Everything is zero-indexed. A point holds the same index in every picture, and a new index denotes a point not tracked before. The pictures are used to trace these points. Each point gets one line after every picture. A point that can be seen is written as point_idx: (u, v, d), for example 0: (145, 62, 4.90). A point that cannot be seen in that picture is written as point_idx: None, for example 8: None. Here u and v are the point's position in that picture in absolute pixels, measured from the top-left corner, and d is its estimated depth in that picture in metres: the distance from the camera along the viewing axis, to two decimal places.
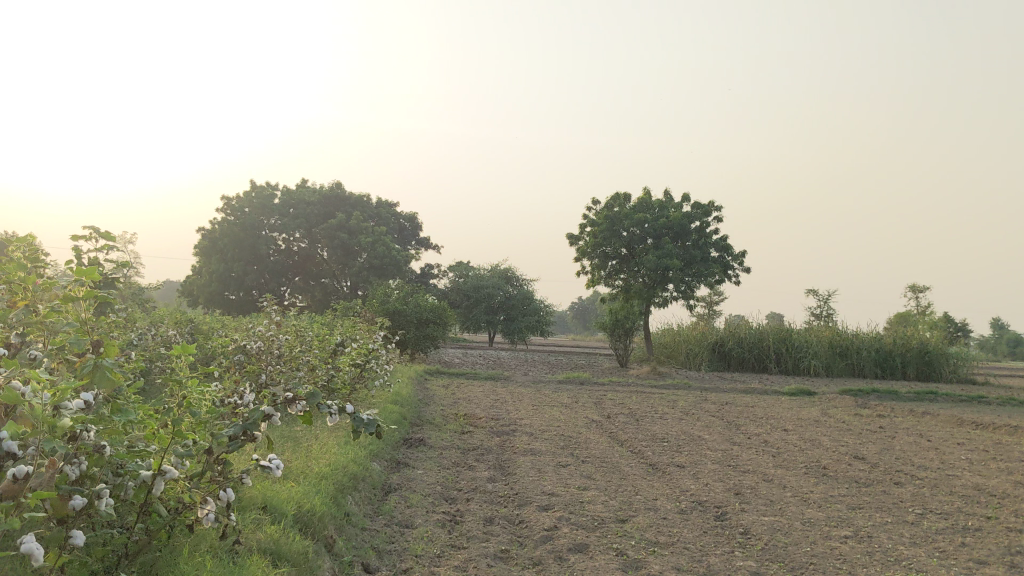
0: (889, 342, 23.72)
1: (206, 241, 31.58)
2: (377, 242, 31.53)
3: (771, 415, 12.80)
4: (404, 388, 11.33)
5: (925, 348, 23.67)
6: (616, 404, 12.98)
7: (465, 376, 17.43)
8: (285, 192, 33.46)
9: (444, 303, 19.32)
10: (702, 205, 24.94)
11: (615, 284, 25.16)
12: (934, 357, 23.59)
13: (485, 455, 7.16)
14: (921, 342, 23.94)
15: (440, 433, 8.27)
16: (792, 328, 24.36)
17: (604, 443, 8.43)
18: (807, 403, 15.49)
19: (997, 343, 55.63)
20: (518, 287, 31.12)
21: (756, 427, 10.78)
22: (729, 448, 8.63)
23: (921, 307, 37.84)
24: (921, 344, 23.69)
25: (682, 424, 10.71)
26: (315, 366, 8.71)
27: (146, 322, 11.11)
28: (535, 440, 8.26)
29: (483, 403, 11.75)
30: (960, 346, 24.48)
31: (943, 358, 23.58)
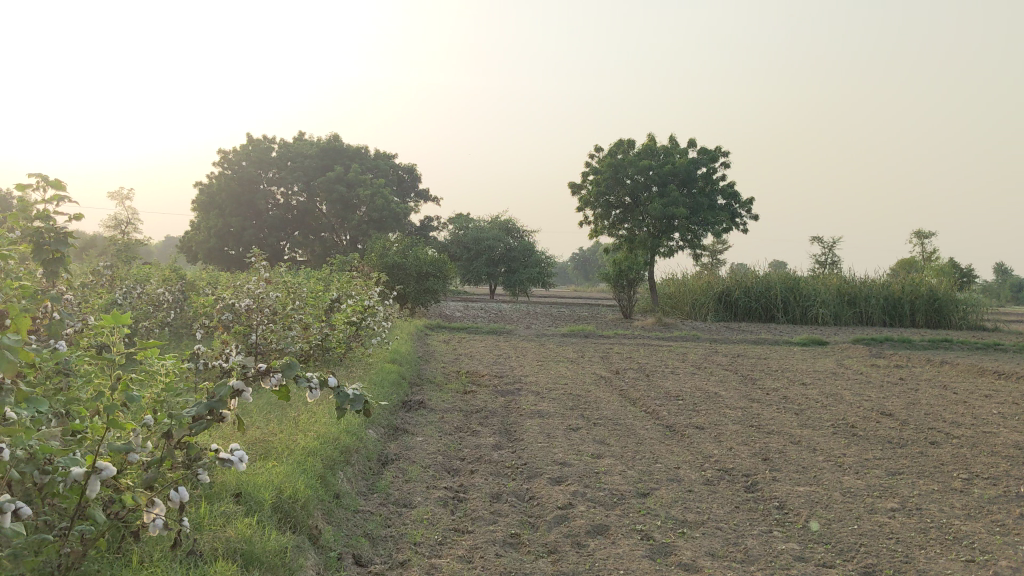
0: (898, 289, 23.25)
1: (203, 196, 30.91)
2: (376, 195, 30.90)
3: (785, 367, 12.33)
4: (403, 345, 10.82)
5: (935, 295, 23.23)
6: (624, 358, 12.50)
7: (466, 331, 16.97)
8: (282, 144, 32.72)
9: (445, 257, 18.78)
10: (709, 151, 24.30)
11: (619, 234, 24.57)
12: (944, 304, 23.14)
13: (490, 419, 6.67)
14: (930, 288, 23.48)
15: (441, 394, 7.79)
16: (800, 277, 23.83)
17: (615, 402, 7.95)
18: (820, 353, 15.02)
19: (1000, 287, 55.02)
20: (519, 238, 30.54)
21: (772, 382, 10.31)
22: (748, 406, 8.15)
23: (927, 253, 37.33)
24: (930, 291, 23.22)
25: (695, 379, 10.22)
26: (308, 326, 8.20)
27: (132, 281, 10.56)
28: (542, 400, 7.79)
29: (486, 360, 11.25)
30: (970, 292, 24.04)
31: (953, 304, 23.12)
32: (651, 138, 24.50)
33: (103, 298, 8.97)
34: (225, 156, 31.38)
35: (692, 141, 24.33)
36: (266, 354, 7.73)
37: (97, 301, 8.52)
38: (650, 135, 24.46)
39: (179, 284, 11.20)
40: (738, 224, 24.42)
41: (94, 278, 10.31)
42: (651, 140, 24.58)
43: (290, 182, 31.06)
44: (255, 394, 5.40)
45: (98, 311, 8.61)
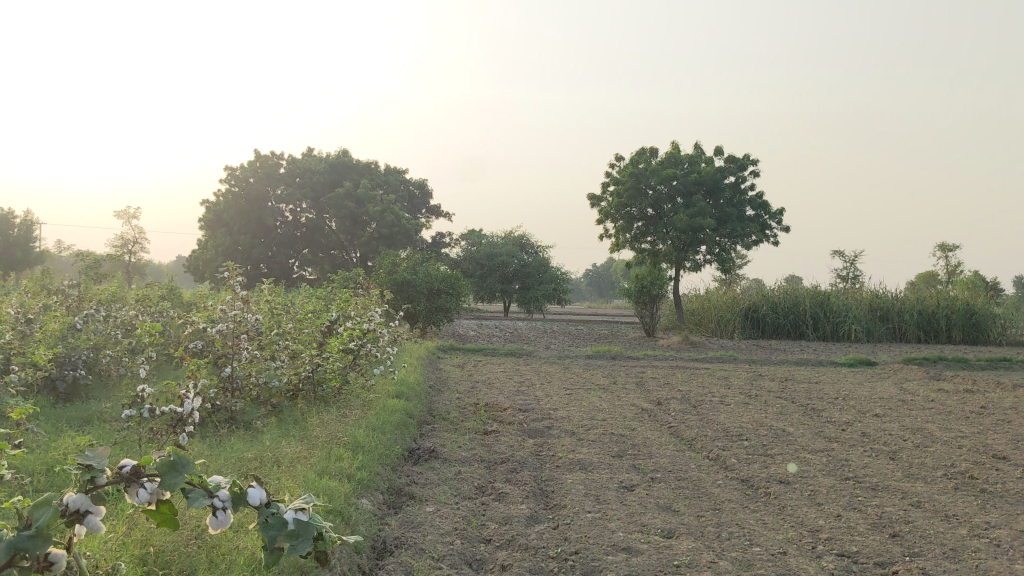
0: (932, 303, 21.72)
1: (210, 214, 29.71)
2: (387, 210, 29.61)
3: (844, 393, 10.85)
4: (411, 374, 9.40)
5: (972, 309, 21.73)
6: (662, 385, 11.01)
7: (482, 353, 15.54)
8: (290, 160, 31.56)
9: (458, 272, 17.42)
10: (737, 159, 22.87)
11: (641, 248, 23.14)
12: (982, 319, 21.64)
13: (519, 474, 5.23)
14: (968, 303, 21.97)
15: (457, 437, 6.37)
16: (830, 292, 22.33)
17: (668, 446, 6.49)
18: (873, 376, 13.52)
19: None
20: (534, 254, 29.12)
21: (840, 414, 8.81)
22: (828, 448, 6.71)
23: (952, 267, 35.89)
24: (966, 305, 21.69)
25: (751, 411, 8.80)
26: (297, 354, 6.81)
27: (103, 300, 9.18)
28: (580, 443, 6.37)
29: (506, 389, 9.84)
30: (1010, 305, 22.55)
31: (992, 319, 21.61)
32: (675, 147, 23.07)
33: (61, 322, 7.59)
34: (232, 173, 30.21)
35: (718, 149, 22.89)
36: (245, 391, 6.30)
37: (47, 327, 7.11)
38: (674, 143, 23.00)
39: (160, 304, 9.87)
40: (768, 236, 22.93)
41: (59, 300, 8.96)
42: (675, 148, 23.15)
43: (298, 200, 29.84)
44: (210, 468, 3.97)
45: (50, 338, 7.22)
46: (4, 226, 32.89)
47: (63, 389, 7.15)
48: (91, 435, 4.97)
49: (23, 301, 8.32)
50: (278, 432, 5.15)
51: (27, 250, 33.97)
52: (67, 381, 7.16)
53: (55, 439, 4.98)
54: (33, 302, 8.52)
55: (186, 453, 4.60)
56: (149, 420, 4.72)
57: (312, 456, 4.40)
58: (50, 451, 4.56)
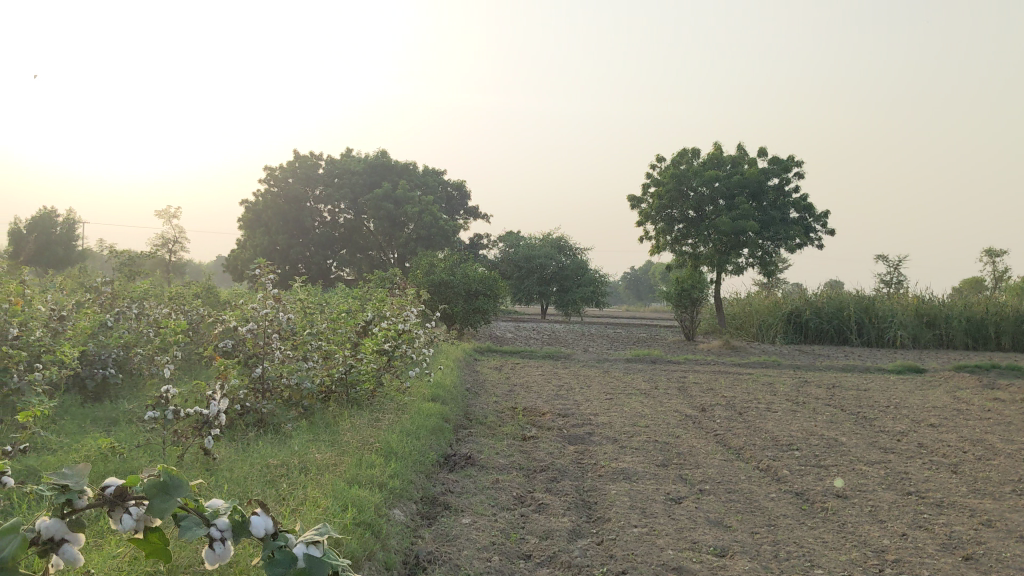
0: (982, 309, 21.09)
1: (249, 214, 29.79)
2: (425, 211, 29.46)
3: (895, 402, 10.45)
4: (447, 377, 9.17)
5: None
6: (704, 390, 10.67)
7: (519, 356, 15.27)
8: (329, 161, 31.58)
9: (495, 273, 17.19)
10: (781, 161, 22.41)
11: (682, 250, 22.76)
12: None
13: (560, 483, 4.97)
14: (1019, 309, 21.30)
15: (494, 442, 6.13)
16: (875, 296, 21.79)
17: (715, 455, 6.20)
18: (924, 384, 13.07)
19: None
20: (572, 256, 28.81)
21: (893, 423, 8.43)
22: (885, 459, 6.36)
23: (1001, 273, 35.04)
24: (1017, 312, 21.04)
25: (800, 419, 8.45)
26: (330, 355, 6.60)
27: (138, 297, 9.09)
28: (623, 451, 6.09)
29: (544, 392, 9.59)
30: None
31: None
32: (717, 147, 22.66)
33: (92, 319, 7.47)
34: (271, 173, 30.25)
35: (762, 149, 22.46)
36: (276, 393, 6.11)
37: (78, 324, 6.98)
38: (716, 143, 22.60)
39: (194, 302, 9.74)
40: (813, 240, 22.44)
41: (92, 297, 8.84)
42: (718, 149, 22.75)
43: (336, 200, 29.81)
44: (231, 482, 3.74)
45: (79, 336, 7.09)
46: (48, 225, 33.25)
47: (92, 387, 7.01)
48: (114, 436, 4.79)
49: (56, 297, 8.21)
50: (308, 436, 4.94)
51: (69, 249, 34.32)
52: (96, 379, 7.01)
53: (77, 440, 4.81)
54: (65, 299, 8.43)
55: (211, 457, 4.41)
56: (171, 422, 4.52)
57: (341, 462, 4.17)
58: (70, 453, 4.38)
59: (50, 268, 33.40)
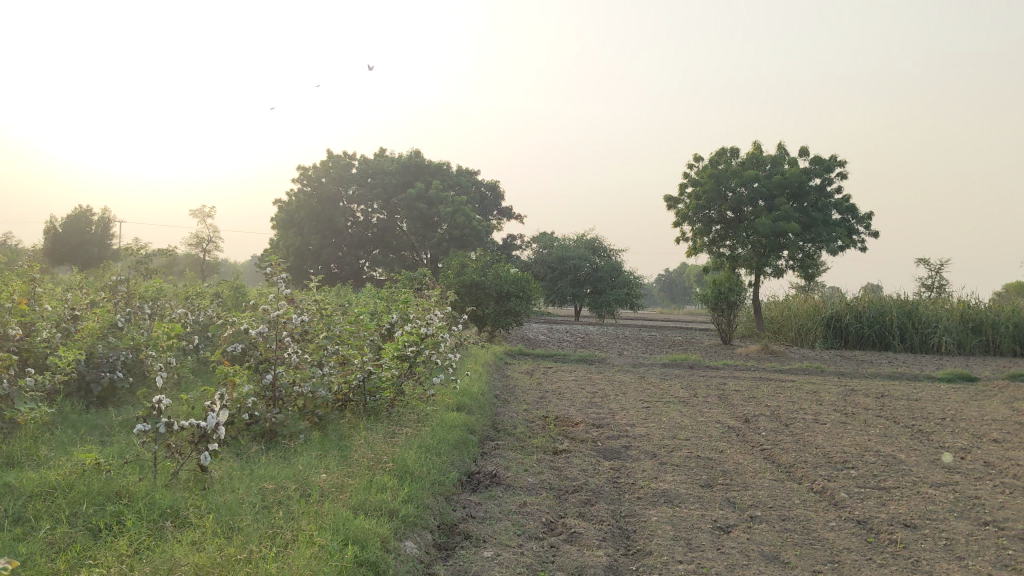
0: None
1: (282, 214, 29.56)
2: (458, 211, 29.07)
3: (951, 414, 9.82)
4: (475, 383, 8.71)
5: None
6: (746, 399, 10.11)
7: (552, 359, 14.74)
8: (362, 160, 31.29)
9: (528, 274, 16.70)
10: (824, 160, 21.72)
11: (719, 252, 22.14)
12: None
13: (595, 508, 4.46)
14: None
15: (522, 457, 5.64)
16: (918, 301, 21.01)
17: (764, 474, 5.66)
18: (977, 394, 12.38)
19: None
20: (606, 257, 28.28)
21: (953, 438, 7.82)
22: (951, 481, 5.78)
23: None
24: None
25: (852, 432, 7.88)
26: (348, 361, 6.18)
27: (153, 297, 8.73)
28: (663, 469, 5.58)
29: (577, 400, 9.10)
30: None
31: None
32: (757, 146, 22.00)
33: (101, 318, 7.09)
34: (304, 172, 29.98)
35: (804, 149, 21.77)
36: (289, 402, 5.67)
37: (84, 325, 6.61)
38: (756, 142, 21.93)
39: (211, 303, 9.33)
40: (856, 242, 21.72)
41: (105, 295, 8.43)
42: (757, 149, 22.08)
43: (369, 200, 29.51)
44: (219, 513, 3.28)
45: (86, 337, 6.71)
46: (83, 223, 33.18)
47: (97, 391, 6.62)
48: (106, 451, 4.37)
49: (67, 296, 7.87)
50: (318, 452, 4.49)
51: (103, 248, 34.24)
52: (103, 383, 6.64)
53: (65, 455, 4.39)
54: (77, 297, 8.08)
55: (207, 474, 3.96)
56: (164, 435, 4.08)
57: (351, 485, 3.72)
58: (50, 471, 3.94)
59: (84, 267, 33.35)
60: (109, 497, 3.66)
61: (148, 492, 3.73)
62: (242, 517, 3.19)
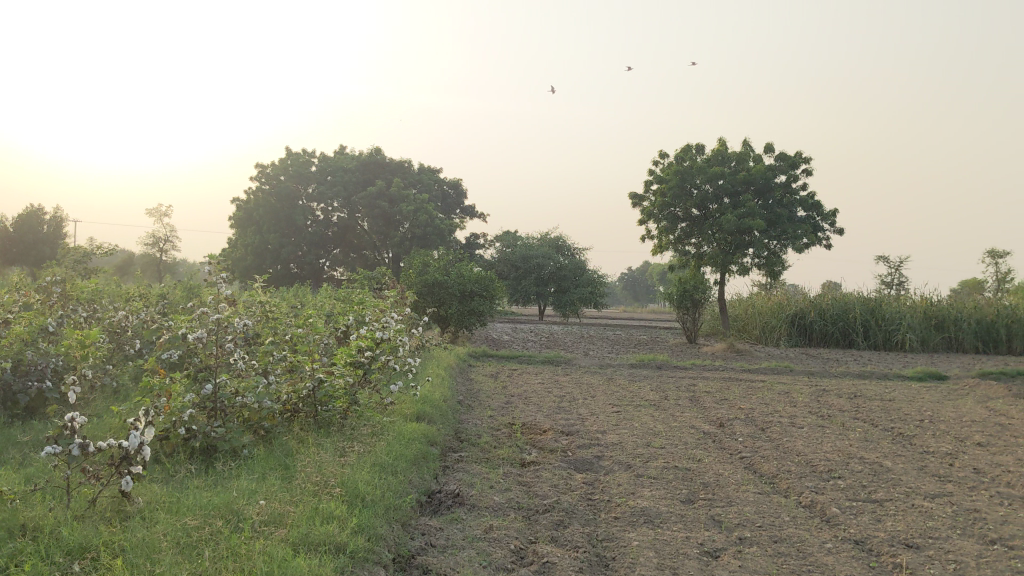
0: (991, 311, 20.14)
1: (240, 212, 28.84)
2: (420, 210, 28.57)
3: (929, 415, 9.51)
4: (437, 389, 8.24)
5: None
6: (719, 402, 9.74)
7: (516, 361, 14.28)
8: (323, 158, 30.65)
9: (491, 273, 16.27)
10: (789, 157, 21.50)
11: (685, 250, 21.83)
12: None
13: (568, 531, 4.02)
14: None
15: (486, 471, 5.19)
16: (882, 298, 20.84)
17: (748, 487, 5.25)
18: (950, 394, 12.14)
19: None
20: (570, 256, 27.93)
21: (937, 443, 7.48)
22: (945, 492, 5.41)
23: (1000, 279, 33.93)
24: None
25: (832, 437, 7.51)
26: (296, 368, 5.69)
27: (92, 300, 8.15)
28: (640, 482, 5.15)
29: (545, 405, 8.66)
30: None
31: None
32: (722, 143, 21.72)
33: (29, 322, 6.53)
34: (263, 170, 29.29)
35: (769, 145, 21.53)
36: (230, 413, 5.16)
37: (10, 330, 6.05)
38: (721, 139, 21.65)
39: (158, 306, 8.78)
40: (821, 239, 21.54)
41: (41, 296, 7.85)
42: (723, 145, 21.79)
43: (329, 198, 28.83)
44: (131, 558, 2.79)
45: (11, 343, 6.15)
46: (34, 221, 32.16)
47: (24, 403, 6.07)
48: (15, 477, 3.84)
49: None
50: (259, 474, 4.01)
51: (56, 248, 33.09)
52: (30, 394, 6.09)
53: None
54: (7, 299, 7.49)
55: (129, 503, 3.47)
56: (79, 460, 3.56)
57: (293, 516, 3.25)
58: None
59: (36, 267, 32.22)
60: (9, 534, 3.14)
61: (56, 525, 3.22)
62: (157, 565, 2.71)
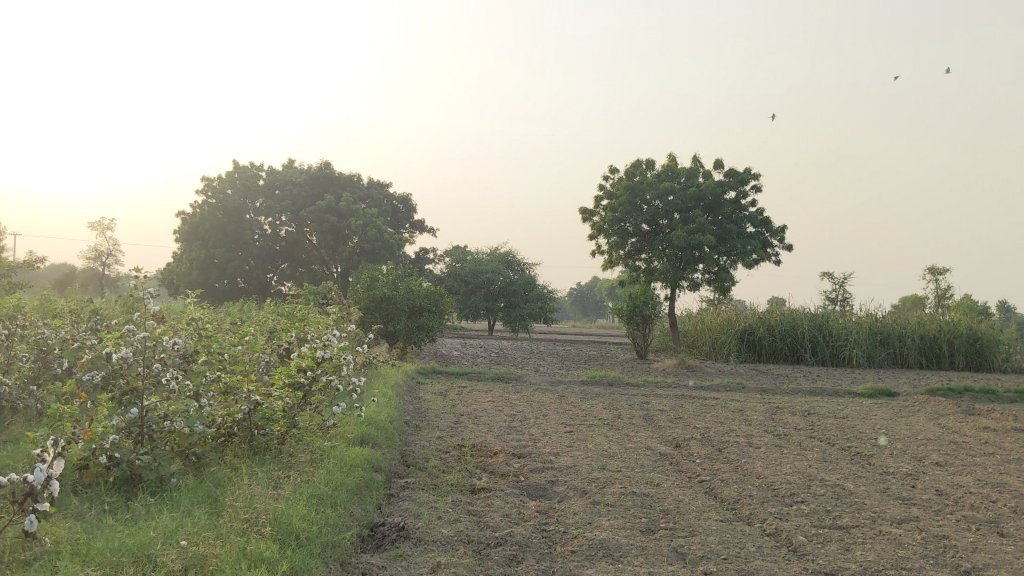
0: (935, 327, 20.29)
1: (185, 226, 28.16)
2: (369, 224, 28.15)
3: (883, 434, 9.39)
4: (384, 409, 7.89)
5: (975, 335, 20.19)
6: (673, 421, 9.52)
7: (466, 378, 13.94)
8: (270, 172, 30.09)
9: (441, 288, 15.95)
10: (738, 174, 21.54)
11: (635, 265, 21.70)
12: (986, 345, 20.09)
13: (522, 568, 3.72)
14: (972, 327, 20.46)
15: (432, 499, 4.87)
16: (829, 314, 20.92)
17: (710, 514, 5.00)
18: (902, 411, 12.08)
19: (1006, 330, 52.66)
20: (520, 272, 27.71)
21: (896, 463, 7.33)
22: (911, 517, 5.22)
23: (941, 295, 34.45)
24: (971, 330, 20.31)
25: (790, 457, 7.32)
26: (230, 390, 5.33)
27: (17, 316, 7.67)
28: (598, 511, 4.87)
29: (495, 425, 8.36)
30: (1015, 331, 21.11)
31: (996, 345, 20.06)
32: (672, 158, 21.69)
33: None
34: (208, 183, 28.65)
35: (718, 161, 21.55)
36: (158, 439, 4.79)
37: None
38: (671, 154, 21.62)
39: (90, 322, 8.32)
40: (770, 255, 21.57)
41: None
42: (673, 161, 21.75)
43: (277, 212, 28.28)
44: None
45: None
46: None
47: None
48: None
49: None
50: (184, 508, 3.66)
51: None
52: None
53: None
54: None
55: (34, 543, 3.11)
56: None
57: (216, 560, 2.93)
58: None
59: None
60: None
61: None
62: None
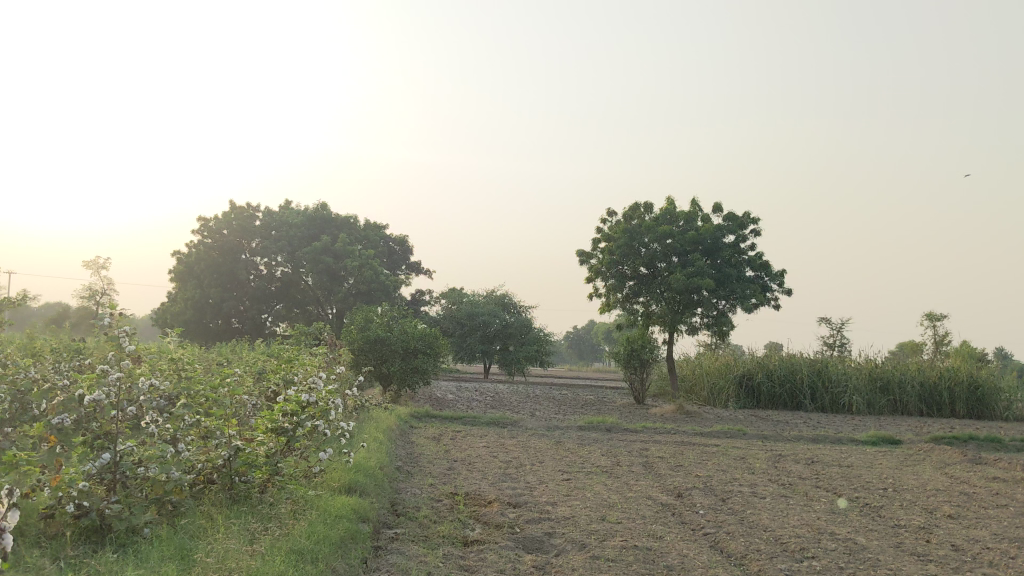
0: (935, 373, 19.99)
1: (181, 266, 27.92)
2: (365, 265, 27.93)
3: (891, 484, 9.09)
4: (375, 455, 7.59)
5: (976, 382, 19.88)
6: (674, 469, 9.21)
7: (460, 422, 13.62)
8: (267, 212, 29.94)
9: (436, 329, 15.66)
10: (736, 218, 21.40)
11: (632, 309, 21.45)
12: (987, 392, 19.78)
13: None
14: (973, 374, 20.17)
15: (421, 552, 4.58)
16: (829, 359, 20.64)
17: (716, 570, 4.71)
18: (907, 460, 11.76)
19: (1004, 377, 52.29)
20: (516, 314, 27.45)
21: (907, 515, 7.03)
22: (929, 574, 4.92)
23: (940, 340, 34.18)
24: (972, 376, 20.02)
25: (796, 508, 7.02)
26: (211, 434, 5.07)
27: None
28: (598, 566, 4.58)
29: (490, 471, 8.06)
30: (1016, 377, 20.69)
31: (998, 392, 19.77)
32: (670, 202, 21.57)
33: None
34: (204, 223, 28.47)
35: (717, 205, 21.43)
36: (132, 485, 4.50)
37: None
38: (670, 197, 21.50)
39: (74, 362, 8.05)
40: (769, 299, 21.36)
41: None
42: (671, 204, 21.63)
43: (272, 252, 28.07)
44: None
45: None
46: None
47: None
48: None
49: None
50: (152, 564, 3.38)
51: None
52: None
53: None
54: None
55: None
56: None
57: None
58: None
59: None
60: None
61: None
62: None
